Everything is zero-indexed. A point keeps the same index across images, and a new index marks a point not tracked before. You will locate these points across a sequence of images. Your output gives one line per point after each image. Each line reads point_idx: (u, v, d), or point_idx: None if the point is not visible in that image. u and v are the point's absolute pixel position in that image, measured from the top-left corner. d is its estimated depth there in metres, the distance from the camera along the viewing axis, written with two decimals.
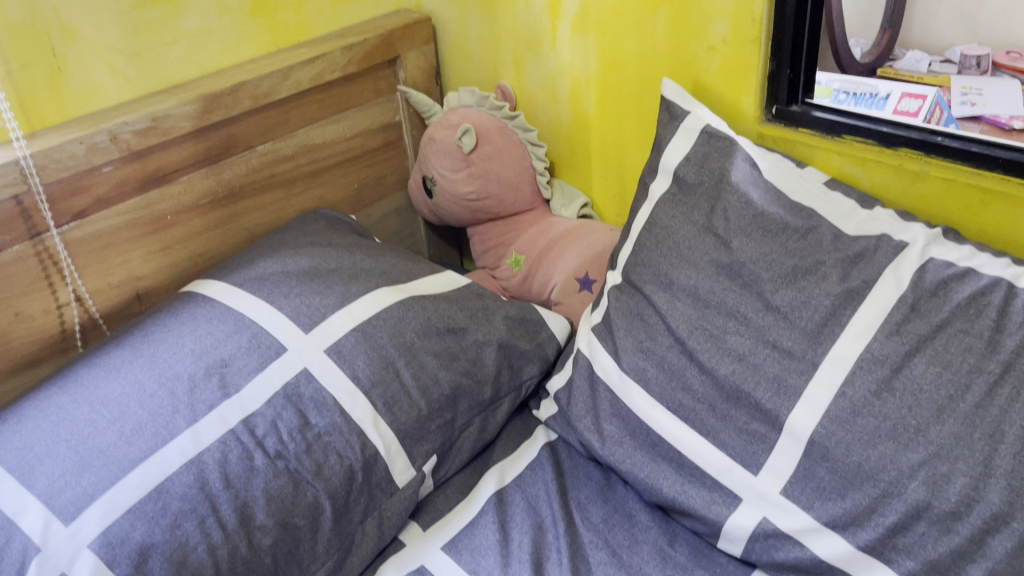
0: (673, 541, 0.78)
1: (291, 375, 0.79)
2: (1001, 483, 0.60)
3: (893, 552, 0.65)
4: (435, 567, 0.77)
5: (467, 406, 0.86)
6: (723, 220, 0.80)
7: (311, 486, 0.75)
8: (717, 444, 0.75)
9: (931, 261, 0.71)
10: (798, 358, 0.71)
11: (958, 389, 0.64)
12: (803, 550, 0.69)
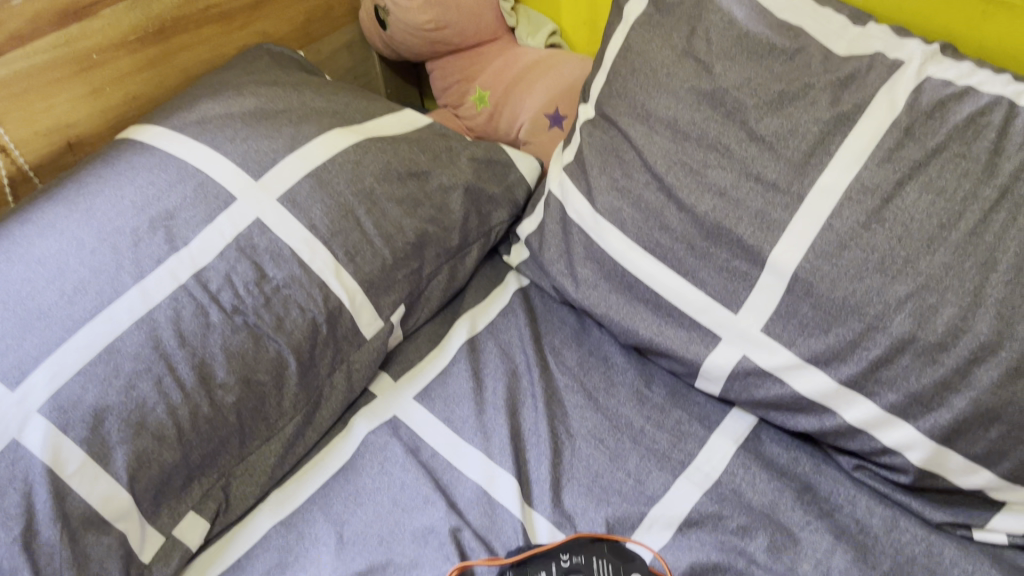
0: (650, 383, 0.76)
1: (243, 225, 0.74)
2: (991, 313, 0.58)
3: (875, 386, 0.63)
4: (408, 418, 0.75)
5: (434, 254, 0.82)
6: (704, 44, 0.73)
7: (272, 341, 0.71)
8: (696, 283, 0.72)
9: (927, 82, 0.66)
10: (783, 191, 0.67)
11: (951, 217, 0.61)
12: (784, 387, 0.67)
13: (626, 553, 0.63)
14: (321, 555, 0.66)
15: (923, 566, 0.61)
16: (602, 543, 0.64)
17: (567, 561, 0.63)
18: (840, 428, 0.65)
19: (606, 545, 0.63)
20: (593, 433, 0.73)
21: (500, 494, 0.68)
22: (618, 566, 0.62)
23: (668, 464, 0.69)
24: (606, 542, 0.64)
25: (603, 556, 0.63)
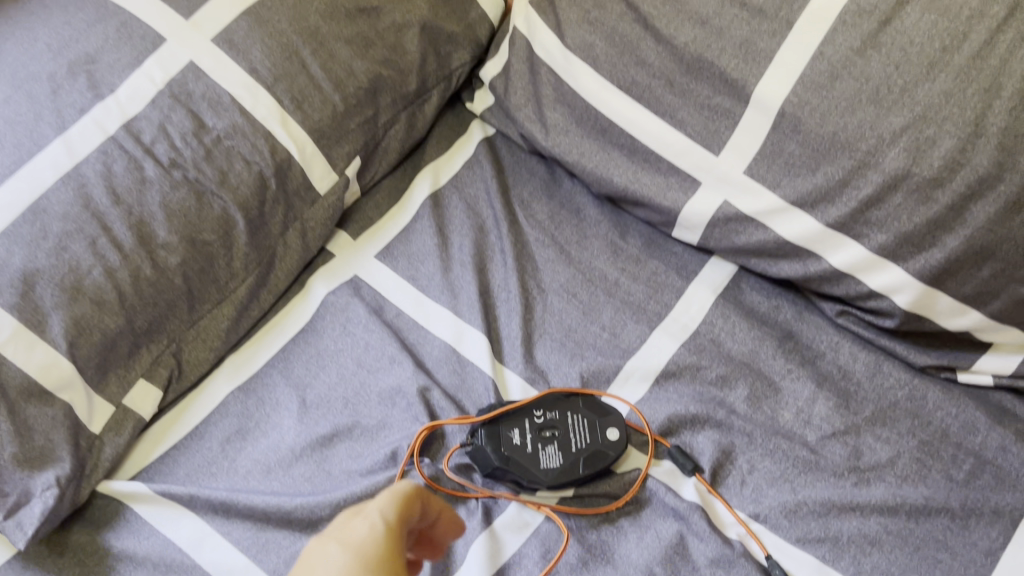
0: (625, 234, 0.72)
1: (176, 71, 0.66)
2: (992, 145, 0.54)
3: (864, 227, 0.59)
4: (370, 277, 0.71)
5: (389, 101, 0.75)
6: None
7: (217, 197, 0.65)
8: (674, 125, 0.66)
9: None
10: (771, 17, 0.61)
11: (954, 40, 0.55)
12: (767, 232, 0.64)
13: (602, 406, 0.60)
14: (283, 420, 0.63)
15: (905, 410, 0.59)
16: (577, 396, 0.61)
17: (541, 417, 0.60)
18: (825, 273, 0.62)
19: (582, 397, 0.60)
20: (565, 287, 0.69)
21: (469, 353, 0.65)
22: (593, 422, 0.59)
23: (644, 317, 0.66)
24: (581, 395, 0.61)
25: (579, 411, 0.60)
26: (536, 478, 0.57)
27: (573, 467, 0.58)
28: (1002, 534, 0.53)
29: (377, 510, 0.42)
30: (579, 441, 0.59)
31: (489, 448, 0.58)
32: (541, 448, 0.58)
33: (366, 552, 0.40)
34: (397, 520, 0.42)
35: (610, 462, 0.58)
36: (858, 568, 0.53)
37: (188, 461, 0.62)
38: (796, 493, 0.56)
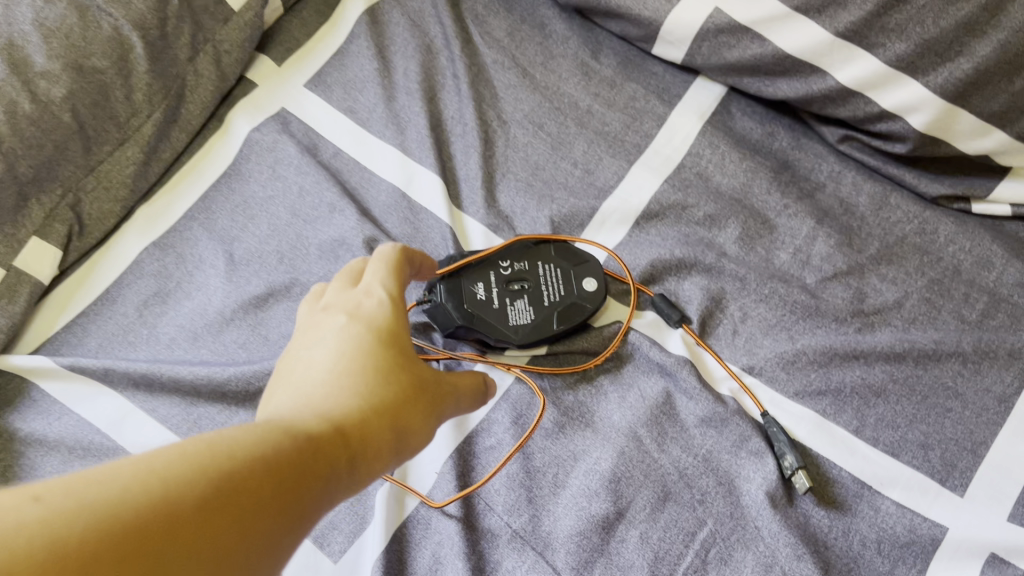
0: (596, 53, 0.62)
1: None
2: None
3: (880, 35, 0.50)
4: (301, 111, 0.61)
5: None
6: None
7: (104, 13, 0.54)
8: None
9: None
10: None
11: None
12: (764, 45, 0.54)
13: (575, 253, 0.53)
14: (209, 280, 0.55)
15: (914, 246, 0.53)
16: (546, 242, 0.54)
17: (507, 268, 0.52)
18: (830, 93, 0.54)
19: (552, 243, 0.53)
20: (530, 117, 0.60)
21: (421, 195, 0.56)
22: (567, 271, 0.52)
23: (621, 150, 0.58)
24: (551, 242, 0.54)
25: (549, 259, 0.53)
26: (506, 336, 0.50)
27: (545, 322, 0.51)
28: (1017, 379, 0.48)
29: (376, 278, 0.42)
30: (551, 292, 0.52)
31: (449, 306, 0.50)
32: (509, 302, 0.51)
33: (377, 323, 0.40)
34: (398, 291, 0.42)
35: (590, 315, 0.51)
36: (861, 422, 0.48)
37: (100, 329, 0.53)
38: (794, 342, 0.50)
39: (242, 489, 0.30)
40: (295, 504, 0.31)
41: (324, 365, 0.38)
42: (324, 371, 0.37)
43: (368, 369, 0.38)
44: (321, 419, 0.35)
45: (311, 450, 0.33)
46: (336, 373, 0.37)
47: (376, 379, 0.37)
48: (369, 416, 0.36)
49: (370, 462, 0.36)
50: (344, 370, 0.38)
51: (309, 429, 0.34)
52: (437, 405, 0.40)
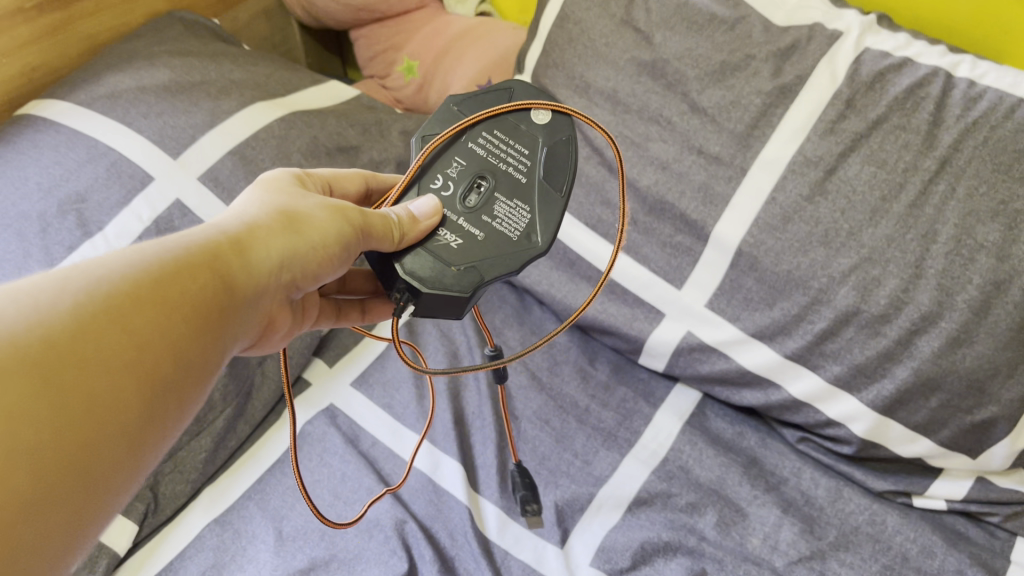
0: (593, 360, 0.76)
1: (163, 207, 0.70)
2: (931, 284, 0.58)
3: (820, 359, 0.63)
4: (348, 408, 0.73)
5: None
6: (644, 13, 0.72)
7: None
8: (639, 259, 0.72)
9: (866, 53, 0.66)
10: (726, 164, 0.66)
11: (891, 189, 0.60)
12: (729, 361, 0.68)
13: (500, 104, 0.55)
14: (258, 554, 0.63)
15: (867, 535, 0.62)
16: (456, 114, 0.54)
17: (452, 178, 0.53)
18: (785, 401, 0.66)
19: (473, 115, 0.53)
20: (538, 413, 0.72)
21: (447, 482, 0.67)
22: (535, 148, 0.54)
23: (615, 443, 0.69)
24: (455, 107, 0.55)
25: (481, 131, 0.54)
26: (527, 252, 0.51)
27: (545, 199, 0.53)
28: None
29: (256, 187, 0.48)
30: (518, 165, 0.53)
31: (420, 263, 0.50)
32: (497, 213, 0.52)
33: (248, 208, 0.46)
34: (268, 190, 0.48)
35: (574, 163, 0.54)
36: None
37: None
38: None
39: (177, 282, 0.39)
40: (234, 309, 0.42)
41: (237, 206, 0.46)
42: (240, 207, 0.46)
43: (233, 227, 0.44)
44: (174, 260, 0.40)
45: (152, 287, 0.38)
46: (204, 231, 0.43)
47: (236, 232, 0.43)
48: (214, 251, 0.42)
49: (221, 290, 0.41)
50: (212, 228, 0.43)
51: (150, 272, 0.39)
52: (313, 239, 0.46)
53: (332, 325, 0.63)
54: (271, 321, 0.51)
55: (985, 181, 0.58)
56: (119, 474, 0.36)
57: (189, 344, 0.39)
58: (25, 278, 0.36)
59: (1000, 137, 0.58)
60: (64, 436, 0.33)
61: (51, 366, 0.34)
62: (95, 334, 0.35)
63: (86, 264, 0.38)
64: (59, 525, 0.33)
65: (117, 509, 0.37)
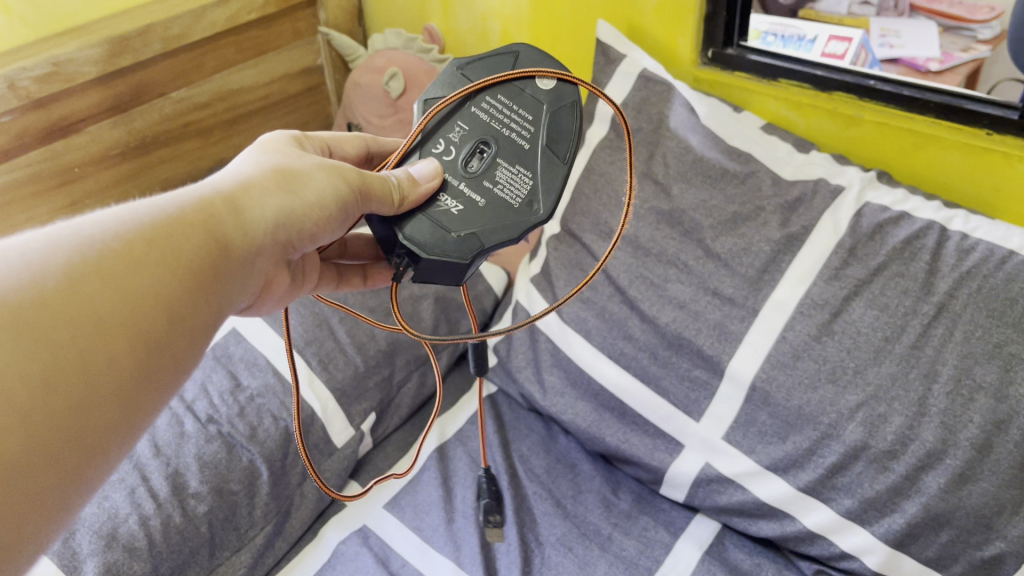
0: (616, 490, 0.79)
1: (220, 335, 0.79)
2: (935, 422, 0.61)
3: (832, 491, 0.66)
4: (380, 529, 0.77)
5: (404, 361, 0.86)
6: (663, 168, 0.80)
7: (245, 450, 0.73)
8: (659, 391, 0.76)
9: (866, 206, 0.72)
10: (739, 304, 0.72)
11: (894, 331, 0.65)
12: (745, 493, 0.71)
13: (505, 69, 0.59)
14: None
15: None
16: (461, 78, 0.59)
17: (454, 144, 0.57)
18: (800, 533, 0.69)
19: (478, 82, 0.58)
20: (561, 539, 0.74)
21: None
22: (538, 115, 0.58)
23: (635, 571, 0.71)
24: (460, 71, 0.59)
25: (486, 97, 0.58)
26: (527, 217, 0.57)
27: (545, 166, 0.58)
28: None
29: (256, 150, 0.53)
30: (521, 132, 0.58)
31: (419, 228, 0.55)
32: (498, 180, 0.57)
33: (246, 169, 0.50)
34: (266, 153, 0.53)
35: (577, 130, 0.58)
36: None
37: None
38: None
39: (168, 235, 0.44)
40: (228, 262, 0.46)
41: (236, 167, 0.51)
42: (239, 167, 0.51)
43: (229, 186, 0.48)
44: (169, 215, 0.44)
45: (145, 241, 0.43)
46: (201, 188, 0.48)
47: (229, 190, 0.48)
48: (207, 206, 0.46)
49: (216, 244, 0.46)
50: (210, 185, 0.48)
51: (144, 229, 0.43)
52: (309, 201, 0.50)
53: (335, 289, 0.69)
54: (274, 278, 0.56)
55: (980, 325, 0.62)
56: (119, 418, 0.41)
57: (179, 293, 0.43)
58: (22, 240, 0.41)
59: (992, 285, 0.63)
60: (58, 386, 0.38)
61: (42, 317, 0.38)
62: (82, 291, 0.40)
63: (87, 223, 0.43)
64: (60, 461, 0.38)
65: (122, 446, 0.41)
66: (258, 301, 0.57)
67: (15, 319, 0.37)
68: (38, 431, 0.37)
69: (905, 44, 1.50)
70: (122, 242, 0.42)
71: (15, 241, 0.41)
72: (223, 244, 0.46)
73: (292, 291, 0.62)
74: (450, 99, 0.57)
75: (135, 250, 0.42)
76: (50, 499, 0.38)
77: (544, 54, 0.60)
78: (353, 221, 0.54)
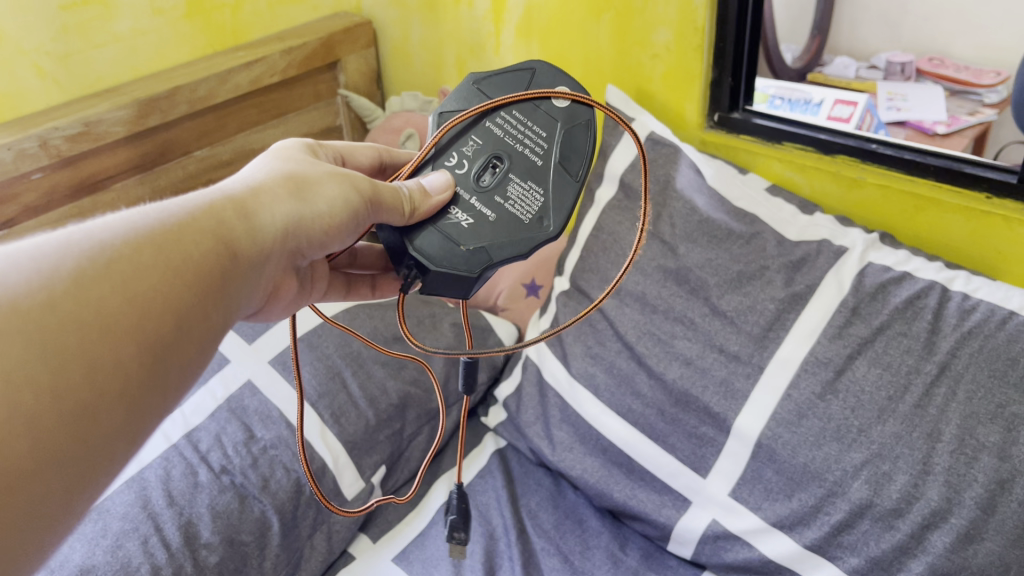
0: (624, 546, 0.80)
1: (235, 387, 0.81)
2: (940, 480, 0.62)
3: (838, 549, 0.66)
4: None
5: (415, 415, 0.87)
6: (669, 227, 0.82)
7: (257, 501, 0.74)
8: (666, 447, 0.77)
9: (869, 266, 0.73)
10: (745, 361, 0.73)
11: (897, 389, 0.66)
12: (752, 550, 0.71)
13: (521, 87, 0.60)
14: None
15: None
16: (477, 92, 0.60)
17: (468, 158, 0.58)
18: None
19: (494, 98, 0.59)
20: None
21: None
22: (552, 132, 0.58)
23: None
24: (476, 86, 0.60)
25: (501, 112, 0.59)
26: (537, 233, 0.56)
27: (558, 183, 0.57)
28: None
29: (267, 156, 0.52)
30: (534, 148, 0.58)
31: (429, 240, 0.55)
32: (510, 195, 0.57)
33: (258, 175, 0.50)
34: (278, 158, 0.52)
35: (590, 146, 0.58)
36: None
37: None
38: None
39: (179, 240, 0.43)
40: (239, 269, 0.45)
41: (247, 173, 0.50)
42: (250, 173, 0.50)
43: (241, 191, 0.47)
44: (180, 220, 0.43)
45: (155, 245, 0.42)
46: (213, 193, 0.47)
47: (242, 195, 0.47)
48: (219, 212, 0.45)
49: (227, 250, 0.45)
50: (221, 191, 0.47)
51: (155, 233, 0.42)
52: (321, 208, 0.50)
53: (343, 298, 0.69)
54: (280, 283, 0.56)
55: (982, 385, 0.63)
56: (124, 426, 0.39)
57: (190, 299, 0.42)
58: (30, 243, 0.40)
59: (993, 345, 0.64)
60: (62, 393, 0.36)
61: (48, 322, 0.37)
62: (89, 293, 0.38)
63: (97, 227, 0.41)
64: (63, 469, 0.37)
65: (127, 455, 0.40)
66: (265, 306, 0.57)
67: (22, 325, 0.36)
68: (39, 439, 0.36)
69: (911, 107, 1.53)
70: (133, 245, 0.41)
71: (22, 245, 0.40)
72: (233, 249, 0.45)
73: (300, 297, 0.62)
74: (464, 113, 0.57)
75: (145, 254, 0.41)
76: (47, 508, 0.36)
77: (560, 73, 0.60)
78: (364, 231, 0.54)
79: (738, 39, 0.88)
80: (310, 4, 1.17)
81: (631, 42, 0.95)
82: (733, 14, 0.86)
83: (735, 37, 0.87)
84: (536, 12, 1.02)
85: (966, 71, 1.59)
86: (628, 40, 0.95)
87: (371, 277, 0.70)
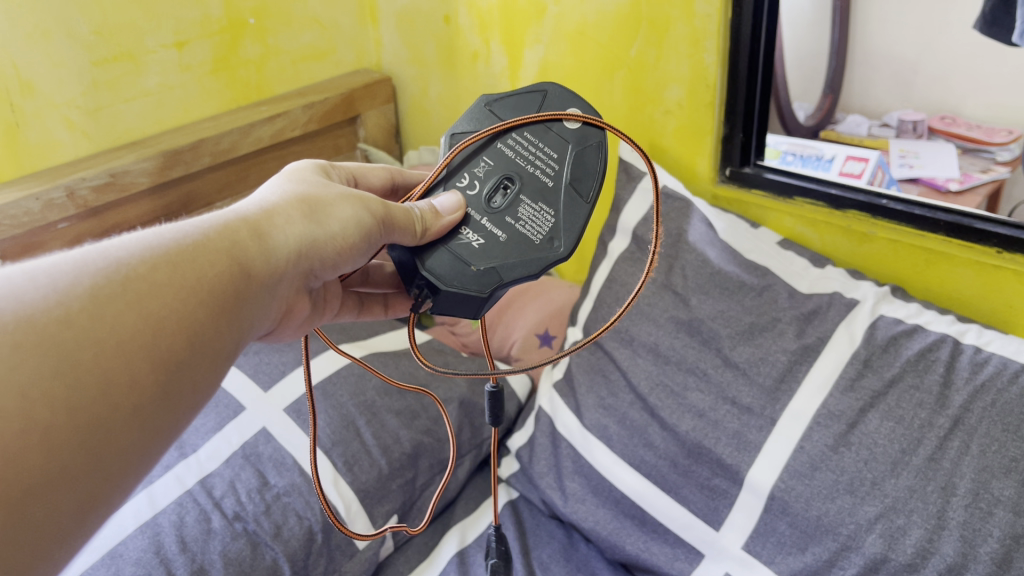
0: None
1: (250, 435, 0.82)
2: (955, 535, 0.61)
3: None
4: None
5: (428, 464, 0.88)
6: (682, 279, 0.83)
7: (269, 548, 0.74)
8: (680, 500, 0.76)
9: (881, 319, 0.74)
10: (757, 414, 0.73)
11: (911, 443, 0.65)
12: None
13: (534, 107, 0.60)
14: None
15: None
16: (490, 114, 0.61)
17: (480, 181, 0.59)
18: None
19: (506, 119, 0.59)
20: None
21: None
22: (563, 152, 0.59)
23: None
24: (489, 107, 0.61)
25: (513, 134, 0.60)
26: (548, 254, 0.57)
27: (569, 205, 0.58)
28: None
29: (277, 178, 0.54)
30: (545, 169, 0.59)
31: (439, 261, 0.56)
32: (521, 216, 0.58)
33: (269, 197, 0.51)
34: (287, 180, 0.53)
35: (602, 167, 0.59)
36: None
37: None
38: None
39: (193, 261, 0.44)
40: (250, 290, 0.47)
41: (256, 194, 0.52)
42: (261, 194, 0.51)
43: (253, 213, 0.49)
44: (195, 242, 0.45)
45: (170, 266, 0.43)
46: (225, 215, 0.48)
47: (254, 216, 0.49)
48: (232, 234, 0.47)
49: (239, 271, 0.46)
50: (234, 212, 0.49)
51: (170, 254, 0.43)
52: (332, 230, 0.51)
53: (356, 317, 0.70)
54: (291, 305, 0.57)
55: (995, 439, 0.63)
56: (136, 442, 0.40)
57: (204, 319, 0.43)
58: (47, 260, 0.41)
59: (1007, 400, 0.64)
60: (77, 408, 0.37)
61: (64, 337, 0.38)
62: (105, 310, 0.39)
63: (113, 247, 0.43)
64: (78, 484, 0.37)
65: (140, 471, 0.41)
66: (277, 326, 0.58)
67: (39, 339, 0.37)
68: (56, 452, 0.36)
69: (923, 164, 1.55)
70: (148, 265, 0.42)
71: (39, 262, 0.41)
72: (246, 270, 0.46)
73: (312, 317, 0.63)
74: (476, 134, 0.58)
75: (159, 275, 0.42)
76: (60, 522, 0.37)
77: (572, 94, 0.61)
78: (377, 250, 0.55)
79: (748, 95, 0.90)
80: (332, 61, 1.21)
81: (644, 95, 0.97)
82: (743, 73, 0.88)
83: (745, 94, 0.89)
84: (551, 67, 1.05)
85: (978, 129, 1.61)
86: (640, 94, 0.97)
87: (383, 297, 0.72)
